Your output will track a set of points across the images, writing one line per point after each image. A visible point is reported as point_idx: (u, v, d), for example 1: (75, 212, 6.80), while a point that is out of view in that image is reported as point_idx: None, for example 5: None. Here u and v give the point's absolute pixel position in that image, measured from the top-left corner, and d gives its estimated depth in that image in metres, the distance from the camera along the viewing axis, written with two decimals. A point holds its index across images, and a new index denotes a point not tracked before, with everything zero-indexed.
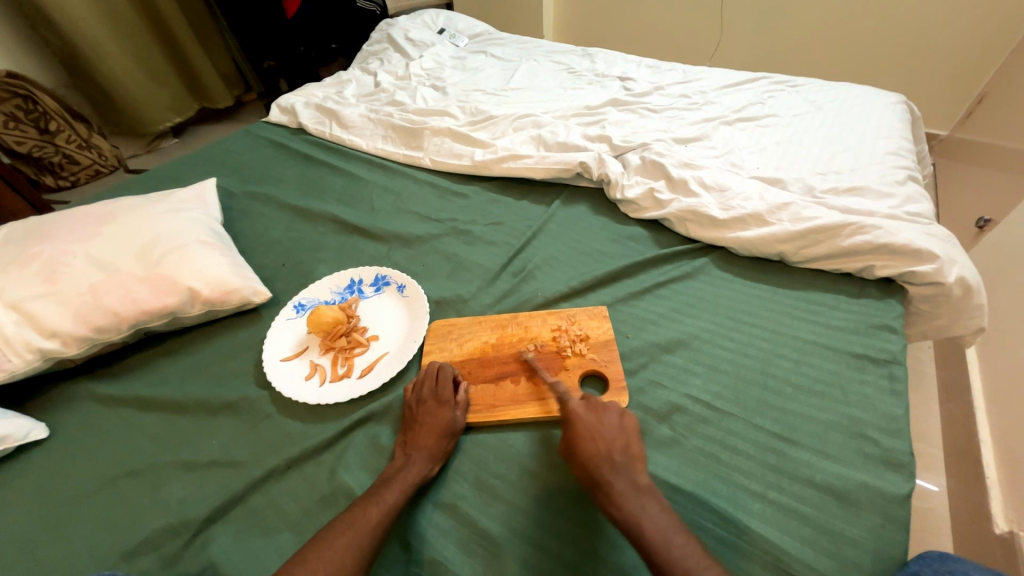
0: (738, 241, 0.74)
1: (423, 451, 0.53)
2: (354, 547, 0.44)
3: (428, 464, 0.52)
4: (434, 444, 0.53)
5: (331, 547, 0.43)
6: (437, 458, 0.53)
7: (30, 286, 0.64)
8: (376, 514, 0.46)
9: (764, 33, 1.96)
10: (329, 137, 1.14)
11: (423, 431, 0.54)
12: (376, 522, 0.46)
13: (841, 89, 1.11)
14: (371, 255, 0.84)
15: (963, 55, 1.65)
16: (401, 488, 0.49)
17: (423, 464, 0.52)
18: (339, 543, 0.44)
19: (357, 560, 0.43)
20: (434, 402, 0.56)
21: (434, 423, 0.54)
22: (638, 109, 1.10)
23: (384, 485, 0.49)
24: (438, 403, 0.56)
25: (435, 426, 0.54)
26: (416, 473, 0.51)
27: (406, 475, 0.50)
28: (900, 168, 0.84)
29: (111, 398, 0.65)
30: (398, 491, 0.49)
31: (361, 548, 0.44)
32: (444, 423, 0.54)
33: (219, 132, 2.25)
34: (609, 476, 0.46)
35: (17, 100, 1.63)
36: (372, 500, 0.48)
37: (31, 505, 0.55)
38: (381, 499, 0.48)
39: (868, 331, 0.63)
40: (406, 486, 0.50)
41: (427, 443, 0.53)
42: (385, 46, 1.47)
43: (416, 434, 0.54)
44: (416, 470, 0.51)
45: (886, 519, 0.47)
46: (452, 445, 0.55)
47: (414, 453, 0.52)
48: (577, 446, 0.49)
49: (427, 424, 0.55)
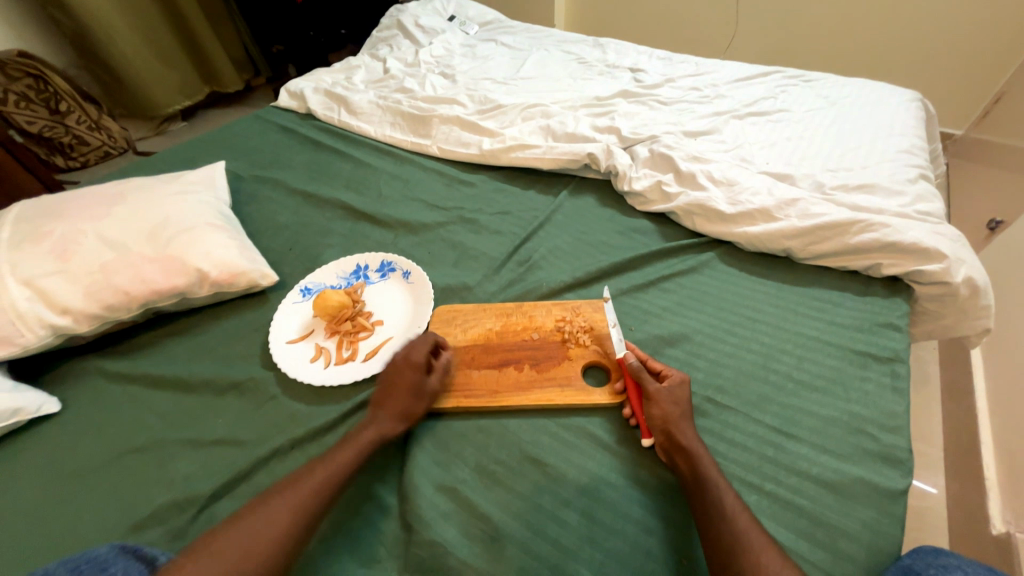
0: (745, 236, 0.74)
1: (389, 411, 0.55)
2: (305, 501, 0.46)
3: (392, 424, 0.54)
4: (400, 405, 0.55)
5: (283, 503, 0.46)
6: (403, 418, 0.55)
7: (42, 262, 0.65)
8: (329, 471, 0.49)
9: (780, 26, 1.92)
10: (337, 123, 1.14)
11: (392, 391, 0.56)
12: (328, 477, 0.49)
13: (856, 84, 1.10)
14: (377, 242, 0.84)
15: (983, 53, 1.62)
16: (359, 445, 0.52)
17: (385, 425, 0.54)
18: (293, 497, 0.46)
19: (308, 514, 0.46)
20: (404, 362, 0.58)
21: (405, 383, 0.56)
22: (648, 101, 1.09)
23: (343, 442, 0.52)
24: (408, 364, 0.58)
25: (405, 387, 0.56)
26: (379, 431, 0.53)
27: (368, 432, 0.53)
28: (912, 166, 0.83)
29: (120, 375, 0.66)
30: (357, 447, 0.52)
31: (313, 503, 0.47)
32: (411, 385, 0.56)
33: (228, 116, 2.25)
34: (700, 443, 0.50)
35: (29, 80, 1.64)
36: (327, 457, 0.50)
37: (43, 477, 0.56)
38: (335, 457, 0.50)
39: (872, 329, 0.63)
40: (366, 443, 0.52)
41: (394, 403, 0.55)
42: (394, 32, 1.46)
43: (384, 394, 0.56)
44: (378, 429, 0.53)
45: (880, 513, 0.47)
46: (421, 407, 0.56)
47: (379, 412, 0.55)
48: (688, 410, 0.53)
49: (397, 385, 0.56)
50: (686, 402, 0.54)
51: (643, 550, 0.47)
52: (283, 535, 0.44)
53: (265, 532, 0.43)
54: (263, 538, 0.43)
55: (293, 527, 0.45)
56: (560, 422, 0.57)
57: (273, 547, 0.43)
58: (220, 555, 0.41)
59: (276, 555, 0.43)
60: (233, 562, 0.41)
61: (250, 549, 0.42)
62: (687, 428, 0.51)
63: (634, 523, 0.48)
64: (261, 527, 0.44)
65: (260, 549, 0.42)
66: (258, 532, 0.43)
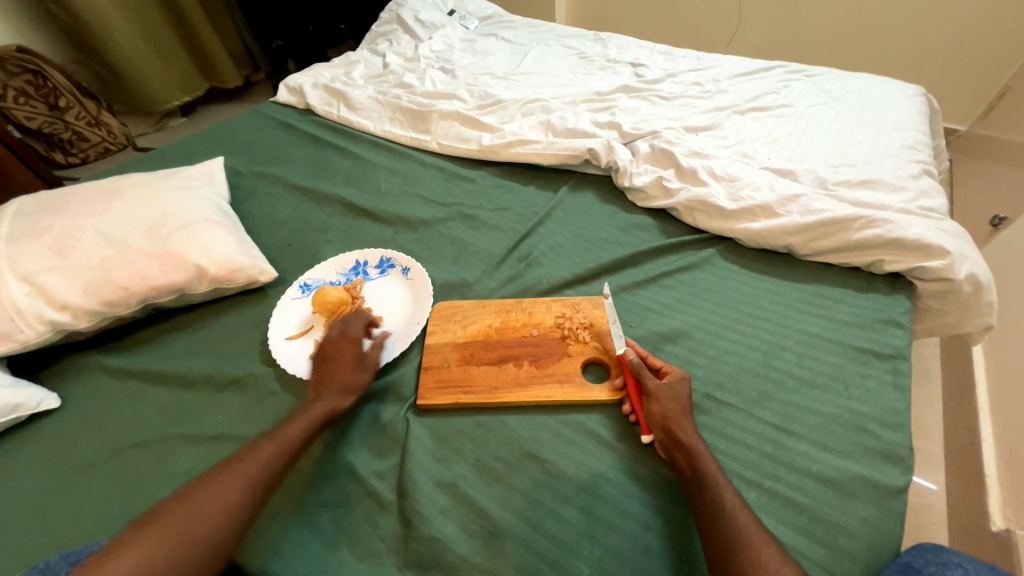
0: (746, 233, 0.73)
1: (333, 385, 0.56)
2: (253, 476, 0.47)
3: (339, 396, 0.55)
4: (345, 377, 0.57)
5: (231, 479, 0.45)
6: (350, 390, 0.56)
7: (41, 258, 0.65)
8: (278, 447, 0.49)
9: (783, 20, 1.90)
10: (336, 119, 1.13)
11: (333, 365, 0.58)
12: (276, 452, 0.49)
13: (860, 79, 1.09)
14: (377, 238, 0.84)
15: (988, 48, 1.60)
16: (307, 420, 0.52)
17: (331, 398, 0.55)
18: (241, 472, 0.46)
19: (260, 486, 0.46)
20: (341, 337, 0.60)
21: (344, 357, 0.58)
22: (649, 96, 1.08)
23: (290, 418, 0.53)
24: (346, 339, 0.60)
25: (347, 360, 0.58)
26: (326, 405, 0.54)
27: (314, 407, 0.54)
28: (916, 162, 0.82)
29: (120, 371, 0.66)
30: (304, 422, 0.52)
31: (262, 476, 0.47)
32: (351, 357, 0.58)
33: (227, 112, 2.24)
34: (700, 440, 0.50)
35: (27, 75, 1.63)
36: (272, 435, 0.50)
37: (43, 472, 0.56)
38: (282, 433, 0.50)
39: (874, 326, 0.63)
40: (313, 417, 0.53)
41: (338, 377, 0.56)
42: (394, 26, 1.44)
43: (325, 370, 0.57)
44: (326, 403, 0.54)
45: (880, 510, 0.47)
46: (365, 377, 0.58)
47: (323, 387, 0.56)
48: (689, 406, 0.53)
49: (337, 359, 0.58)
50: (686, 398, 0.53)
51: (642, 546, 0.47)
52: (234, 507, 0.44)
53: (213, 507, 0.43)
54: (210, 513, 0.43)
55: (242, 501, 0.45)
56: (559, 418, 0.57)
57: (222, 521, 0.43)
58: (166, 532, 0.41)
59: (226, 528, 0.43)
60: (180, 538, 0.41)
61: (199, 523, 0.42)
62: (686, 424, 0.51)
63: (633, 520, 0.48)
64: (208, 502, 0.43)
65: (209, 523, 0.42)
66: (205, 507, 0.43)
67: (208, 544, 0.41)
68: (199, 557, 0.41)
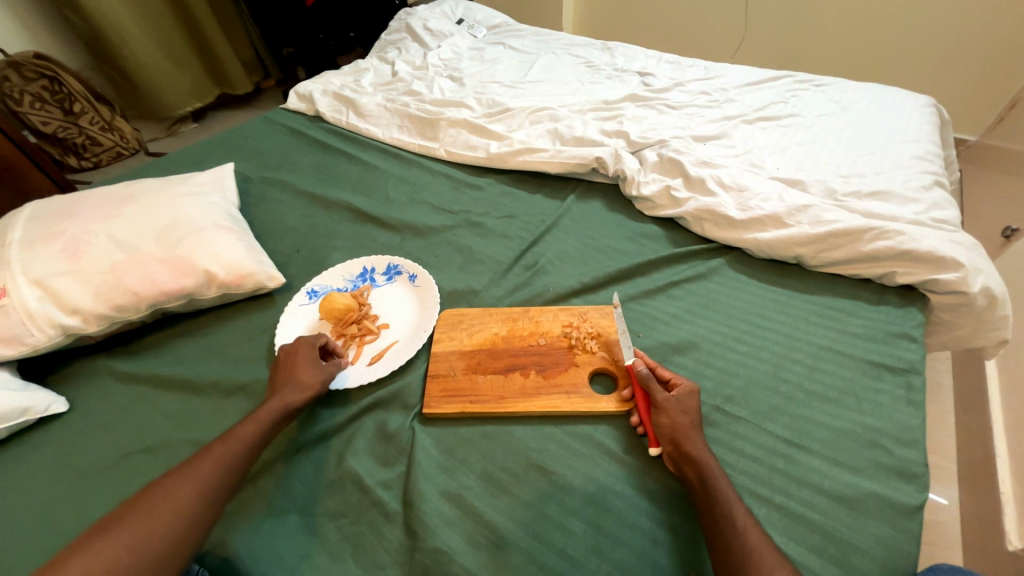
0: (755, 243, 0.73)
1: (289, 383, 0.56)
2: (209, 474, 0.46)
3: (295, 392, 0.56)
4: (301, 375, 0.57)
5: (187, 478, 0.45)
6: (306, 386, 0.56)
7: (53, 262, 0.66)
8: (233, 445, 0.49)
9: (791, 29, 1.90)
10: (345, 125, 1.14)
11: (289, 367, 0.58)
12: (232, 451, 0.49)
13: (869, 89, 1.08)
14: (384, 245, 0.84)
15: (998, 57, 1.59)
16: (262, 418, 0.53)
17: (287, 394, 0.55)
18: (194, 474, 0.46)
19: (220, 482, 0.46)
20: (297, 343, 0.61)
21: (301, 358, 0.59)
22: (657, 105, 1.08)
23: (245, 420, 0.52)
24: (304, 343, 0.61)
25: (304, 360, 0.59)
26: (281, 401, 0.54)
27: (269, 406, 0.54)
28: (926, 173, 0.81)
29: (128, 375, 0.67)
30: (261, 421, 0.52)
31: (219, 472, 0.47)
32: (308, 358, 0.59)
33: (237, 117, 2.27)
34: (710, 455, 0.49)
35: (44, 81, 1.66)
36: (225, 436, 0.50)
37: (48, 476, 0.56)
38: (236, 434, 0.50)
39: (886, 338, 0.62)
40: (269, 415, 0.53)
41: (295, 376, 0.57)
42: (403, 35, 1.46)
43: (281, 373, 0.58)
44: (281, 400, 0.55)
45: (894, 529, 0.46)
46: (323, 375, 0.58)
47: (279, 387, 0.56)
48: (698, 419, 0.52)
49: (293, 361, 0.59)
50: (695, 411, 0.53)
51: (650, 562, 0.46)
52: (193, 504, 0.44)
53: (168, 509, 0.42)
54: (165, 516, 0.42)
55: (199, 501, 0.44)
56: (567, 429, 0.56)
57: (179, 523, 0.42)
58: (119, 538, 0.40)
59: (185, 528, 0.42)
60: (135, 542, 0.40)
61: (154, 527, 0.41)
62: (696, 437, 0.50)
63: (641, 535, 0.48)
64: (161, 505, 0.42)
65: (165, 525, 0.41)
66: (158, 511, 0.42)
67: (167, 545, 0.41)
68: (159, 559, 0.40)
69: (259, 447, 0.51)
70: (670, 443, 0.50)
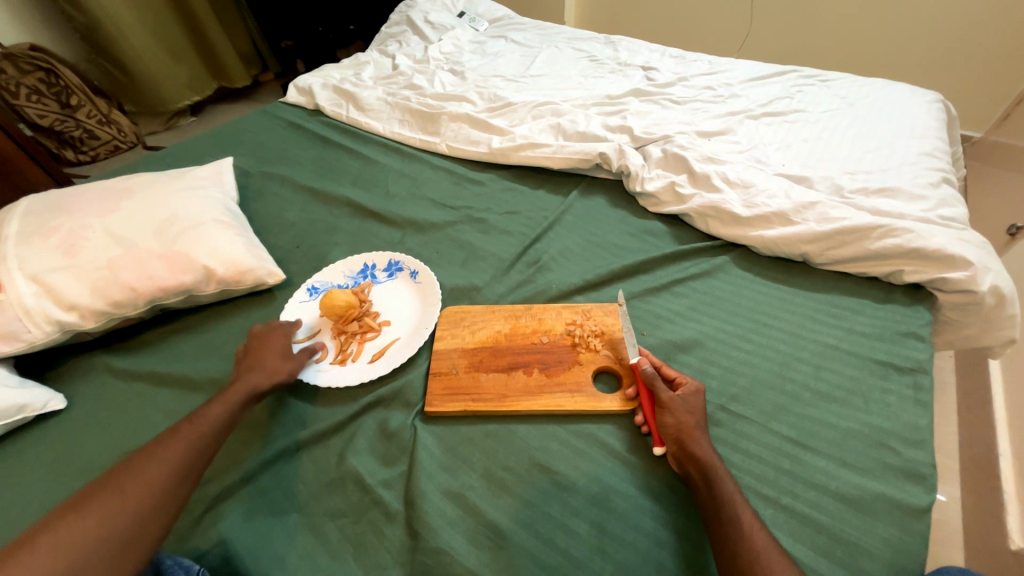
0: (761, 240, 0.72)
1: (258, 368, 0.57)
2: (181, 455, 0.45)
3: (264, 377, 0.56)
4: (268, 362, 0.58)
5: (157, 458, 0.44)
6: (273, 372, 0.57)
7: (50, 258, 0.65)
8: (204, 426, 0.49)
9: (796, 23, 1.88)
10: (345, 119, 1.13)
11: (259, 353, 0.59)
12: (202, 433, 0.48)
13: (875, 84, 1.07)
14: (385, 240, 0.83)
15: (1003, 54, 1.58)
16: (231, 401, 0.52)
17: (256, 379, 0.55)
18: (164, 455, 0.45)
19: (192, 462, 0.46)
20: (272, 330, 0.62)
21: (272, 345, 0.60)
22: (661, 100, 1.07)
23: (211, 402, 0.52)
24: (278, 331, 0.62)
25: (273, 348, 0.60)
26: (248, 384, 0.54)
27: (237, 389, 0.54)
28: (934, 170, 0.80)
29: (126, 372, 0.66)
30: (229, 404, 0.52)
31: (191, 453, 0.46)
32: (279, 347, 0.60)
33: (236, 111, 2.25)
34: (715, 456, 0.48)
35: (40, 73, 1.63)
36: (194, 418, 0.49)
37: (45, 474, 0.56)
38: (205, 416, 0.50)
39: (894, 338, 0.61)
40: (237, 398, 0.53)
41: (264, 362, 0.58)
42: (404, 28, 1.44)
43: (248, 359, 0.58)
44: (250, 384, 0.55)
45: (903, 530, 0.45)
46: (292, 365, 0.59)
47: (245, 371, 0.56)
48: (702, 419, 0.52)
49: (262, 348, 0.59)
50: (700, 410, 0.52)
51: (655, 563, 0.45)
52: (165, 483, 0.43)
53: (137, 489, 0.41)
54: (134, 496, 0.41)
55: (170, 482, 0.43)
56: (571, 429, 0.55)
57: (150, 504, 0.41)
58: (87, 519, 0.38)
59: (157, 510, 0.41)
60: (105, 523, 0.39)
61: (124, 509, 0.40)
62: (701, 437, 0.49)
63: (646, 536, 0.47)
64: (131, 486, 0.41)
65: (136, 506, 0.41)
66: (128, 492, 0.41)
67: (139, 525, 0.40)
68: (134, 536, 0.39)
69: (228, 430, 0.51)
70: (675, 444, 0.49)
